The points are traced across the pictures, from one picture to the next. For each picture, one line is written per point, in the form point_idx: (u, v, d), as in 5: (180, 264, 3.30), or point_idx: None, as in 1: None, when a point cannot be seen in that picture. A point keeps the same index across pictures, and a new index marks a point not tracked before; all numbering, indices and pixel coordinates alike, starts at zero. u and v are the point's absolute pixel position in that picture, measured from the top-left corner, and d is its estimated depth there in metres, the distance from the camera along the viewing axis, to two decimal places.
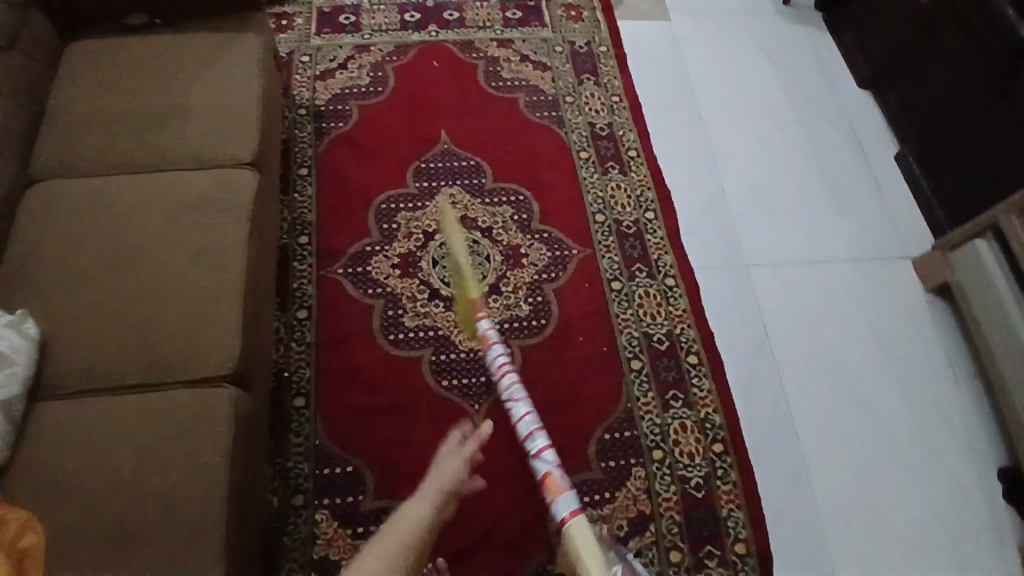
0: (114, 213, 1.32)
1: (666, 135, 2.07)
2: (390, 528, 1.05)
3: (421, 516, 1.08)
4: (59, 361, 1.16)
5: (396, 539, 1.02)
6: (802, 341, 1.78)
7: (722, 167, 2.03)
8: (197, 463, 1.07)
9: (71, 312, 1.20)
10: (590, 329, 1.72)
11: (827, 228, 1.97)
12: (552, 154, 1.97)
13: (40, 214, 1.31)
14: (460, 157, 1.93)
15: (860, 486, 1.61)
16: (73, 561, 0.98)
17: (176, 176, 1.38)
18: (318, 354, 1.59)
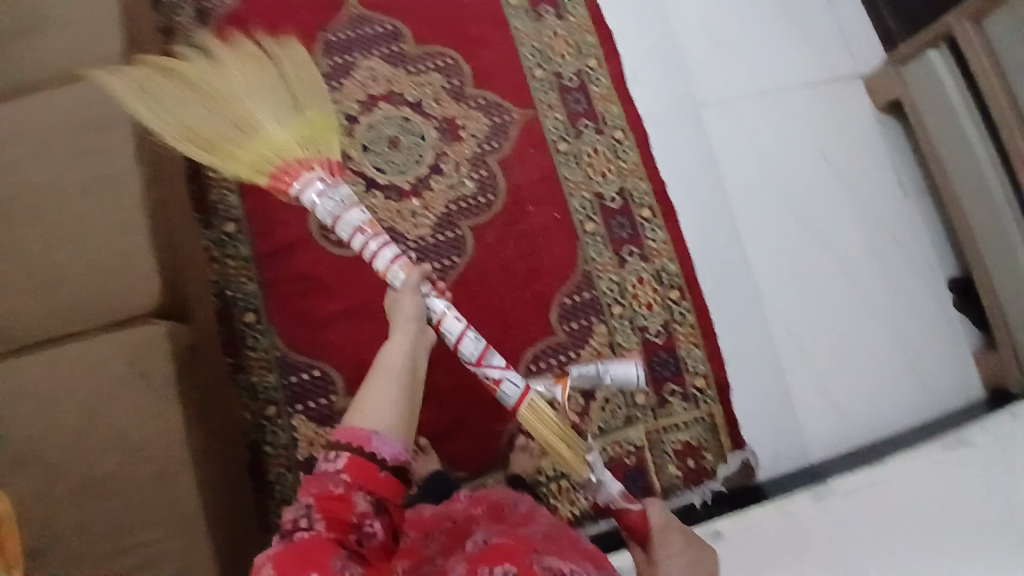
0: None
1: None
2: (373, 370, 0.87)
3: (407, 354, 0.92)
4: None
5: (393, 379, 0.86)
6: (756, 177, 1.75)
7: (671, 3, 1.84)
8: (146, 401, 1.07)
9: None
10: (539, 196, 1.65)
11: (780, 53, 1.85)
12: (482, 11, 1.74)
13: None
14: (373, 23, 1.70)
15: (812, 310, 1.69)
16: (42, 512, 1.01)
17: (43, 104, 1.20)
18: (259, 267, 1.53)
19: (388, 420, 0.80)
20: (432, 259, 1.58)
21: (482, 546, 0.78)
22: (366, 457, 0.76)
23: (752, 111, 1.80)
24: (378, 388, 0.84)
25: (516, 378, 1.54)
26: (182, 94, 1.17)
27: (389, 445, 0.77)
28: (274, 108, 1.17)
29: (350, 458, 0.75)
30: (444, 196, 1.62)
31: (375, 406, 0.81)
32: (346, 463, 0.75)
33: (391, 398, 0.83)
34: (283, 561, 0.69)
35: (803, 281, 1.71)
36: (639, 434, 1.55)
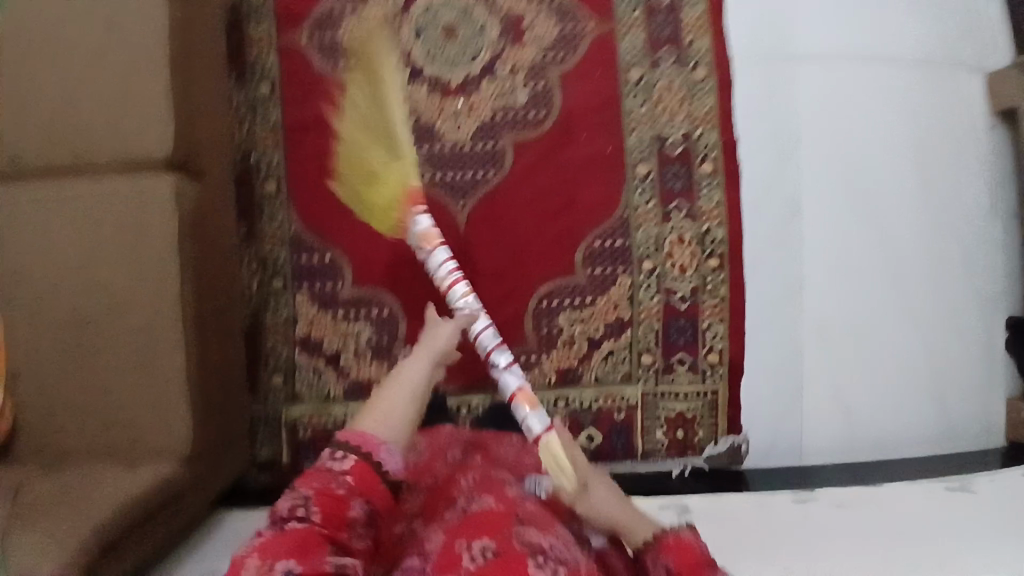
0: None
1: None
2: (392, 382, 0.87)
3: (422, 379, 0.89)
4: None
5: (409, 395, 0.86)
6: (836, 155, 1.57)
7: None
8: (147, 255, 1.05)
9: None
10: (594, 125, 1.51)
11: (906, 15, 1.59)
12: None
13: None
14: None
15: (852, 312, 1.57)
16: (37, 339, 1.04)
17: None
18: (288, 138, 1.45)
19: (398, 432, 0.82)
20: (466, 168, 1.48)
21: (464, 513, 0.78)
22: (368, 466, 0.77)
23: (854, 78, 1.58)
24: (399, 405, 0.85)
25: (524, 310, 1.48)
26: (381, 93, 1.15)
27: (393, 456, 0.79)
28: (377, 141, 1.14)
29: (357, 464, 0.77)
30: (492, 103, 1.49)
31: (384, 413, 0.83)
32: (352, 468, 0.76)
33: (406, 411, 0.84)
34: (270, 545, 0.71)
35: (852, 279, 1.57)
36: (636, 393, 1.50)
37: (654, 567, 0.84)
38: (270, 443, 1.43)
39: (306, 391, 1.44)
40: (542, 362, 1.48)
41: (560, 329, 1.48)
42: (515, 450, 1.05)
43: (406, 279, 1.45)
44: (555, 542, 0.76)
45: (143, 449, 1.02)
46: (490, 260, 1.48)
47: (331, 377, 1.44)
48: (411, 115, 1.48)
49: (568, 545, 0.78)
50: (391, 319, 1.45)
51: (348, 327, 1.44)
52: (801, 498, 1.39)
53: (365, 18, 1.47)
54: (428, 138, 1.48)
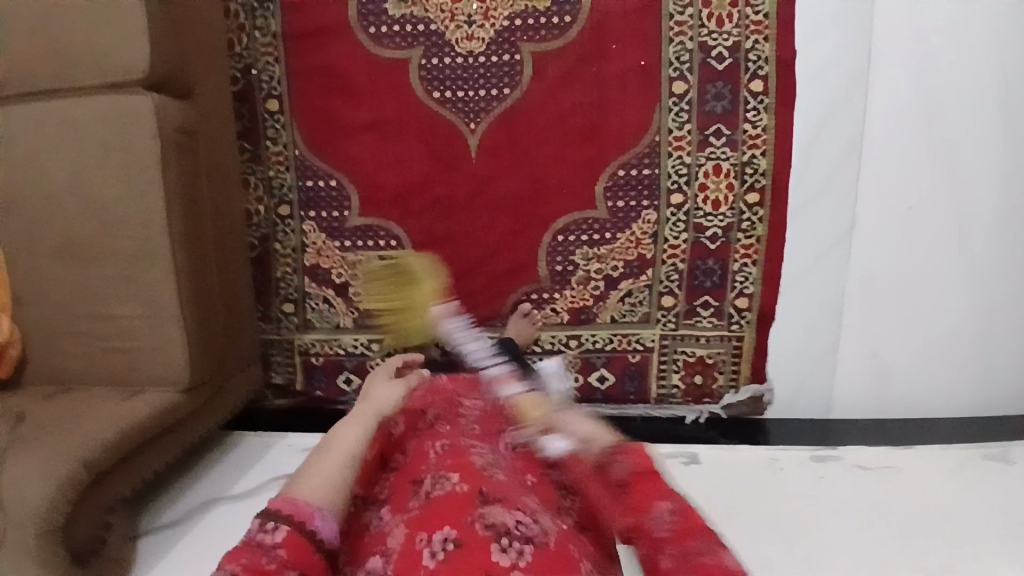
0: None
1: None
2: (326, 449, 0.93)
3: (358, 442, 0.96)
4: None
5: (343, 462, 0.92)
6: (915, 75, 1.31)
7: None
8: (127, 185, 1.00)
9: None
10: (627, 35, 1.31)
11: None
12: None
13: None
14: None
15: (908, 260, 1.39)
16: (34, 266, 1.04)
17: None
18: (288, 49, 1.34)
19: (332, 498, 0.88)
20: (478, 84, 1.34)
21: (426, 502, 0.84)
22: (303, 534, 0.82)
23: None
24: (332, 471, 0.90)
25: (538, 244, 1.39)
26: None
27: (327, 523, 0.85)
28: None
29: (289, 534, 0.81)
30: (511, 5, 1.30)
31: (316, 482, 0.89)
32: (285, 537, 0.81)
33: (341, 475, 0.91)
34: None
35: (915, 221, 1.37)
36: (653, 335, 1.41)
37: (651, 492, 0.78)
38: (286, 368, 1.46)
39: (317, 319, 1.44)
40: (555, 300, 1.41)
41: (575, 267, 1.39)
42: (492, 393, 1.12)
43: (414, 208, 1.39)
44: (522, 517, 0.78)
45: (140, 377, 1.04)
46: (504, 187, 1.38)
47: (338, 304, 1.43)
48: (420, 21, 1.32)
49: (537, 515, 0.80)
50: (400, 250, 1.41)
51: (357, 255, 1.41)
52: (819, 456, 1.33)
53: None
54: (438, 50, 1.33)
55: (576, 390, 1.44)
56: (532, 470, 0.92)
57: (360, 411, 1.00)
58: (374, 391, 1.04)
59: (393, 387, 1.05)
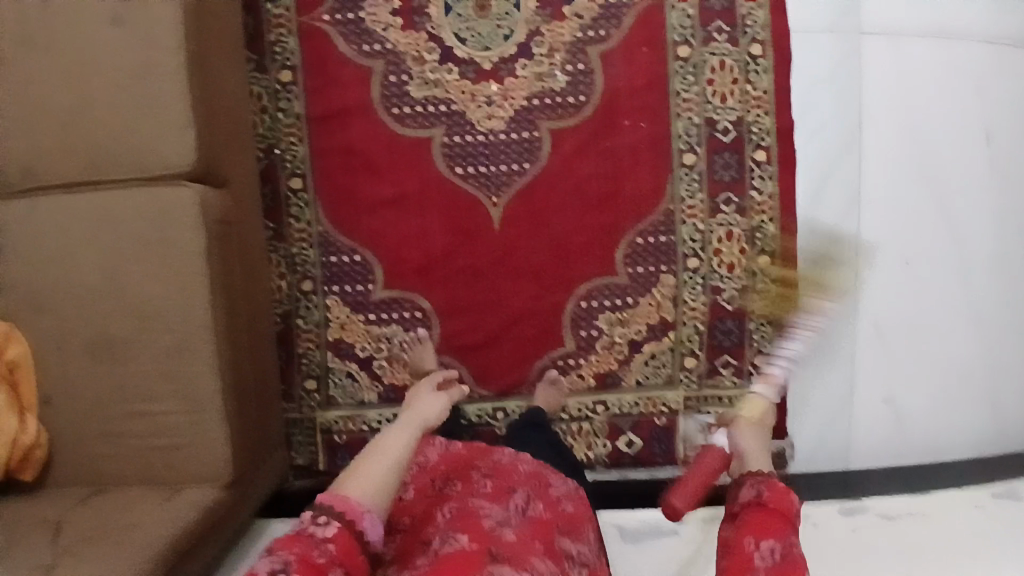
0: None
1: None
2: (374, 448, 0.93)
3: (403, 447, 0.96)
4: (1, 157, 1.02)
5: (392, 463, 0.92)
6: (901, 144, 1.43)
7: None
8: (170, 277, 0.99)
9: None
10: (639, 110, 1.37)
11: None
12: None
13: None
14: None
15: (911, 310, 1.48)
16: (66, 362, 1.02)
17: None
18: (312, 131, 1.37)
19: (378, 499, 0.88)
20: (499, 160, 1.38)
21: (435, 560, 0.89)
22: (351, 535, 0.83)
23: (926, 54, 1.43)
24: (381, 470, 0.90)
25: (562, 310, 1.41)
26: None
27: (375, 526, 0.86)
28: None
29: (339, 531, 0.82)
30: (529, 87, 1.36)
31: (369, 481, 0.89)
32: (334, 534, 0.81)
33: (389, 478, 0.91)
34: None
35: (910, 276, 1.47)
36: (677, 396, 1.44)
37: (743, 490, 0.89)
38: (308, 446, 1.42)
39: (340, 395, 1.42)
40: (580, 365, 1.43)
41: (599, 332, 1.42)
42: (507, 457, 1.10)
43: (439, 280, 1.40)
44: None
45: (178, 475, 1.02)
46: (527, 256, 1.40)
47: (363, 379, 1.42)
48: (442, 102, 1.37)
49: None
50: (424, 321, 1.41)
51: (381, 329, 1.41)
52: (848, 509, 1.36)
53: None
54: (460, 130, 1.37)
55: (605, 455, 1.45)
56: (543, 535, 0.96)
57: (411, 418, 1.02)
58: (420, 404, 1.08)
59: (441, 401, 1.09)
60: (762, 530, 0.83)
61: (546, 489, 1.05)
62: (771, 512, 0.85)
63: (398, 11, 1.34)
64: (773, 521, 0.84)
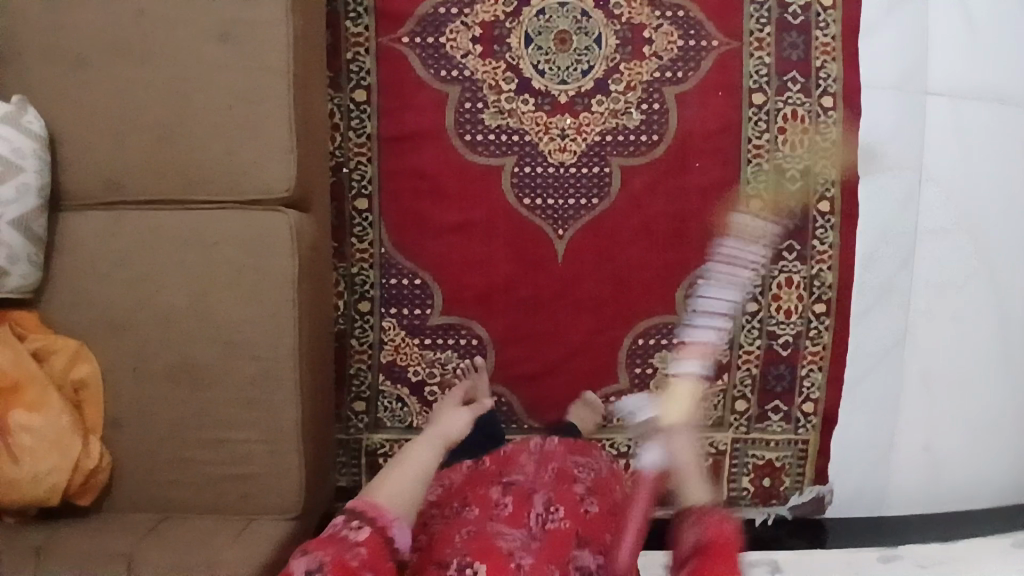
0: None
1: None
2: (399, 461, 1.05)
3: (427, 455, 1.07)
4: (81, 168, 0.98)
5: (413, 471, 1.03)
6: (958, 200, 1.45)
7: None
8: (258, 304, 0.97)
9: (84, 113, 0.97)
10: (710, 153, 1.37)
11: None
12: None
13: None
14: None
15: (952, 368, 1.48)
16: (140, 386, 0.99)
17: None
18: (383, 152, 1.36)
19: (405, 507, 0.98)
20: (568, 194, 1.38)
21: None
22: (380, 538, 0.92)
23: (989, 115, 1.45)
24: (403, 479, 1.01)
25: (619, 347, 1.41)
26: None
27: (402, 533, 0.95)
28: None
29: (371, 534, 0.91)
30: (603, 124, 1.36)
31: (394, 491, 0.98)
32: (366, 538, 0.90)
33: (413, 489, 1.01)
34: None
35: (958, 330, 1.47)
36: (725, 438, 1.45)
37: (687, 533, 0.95)
38: (352, 469, 1.40)
39: (389, 419, 1.40)
40: (633, 403, 1.42)
41: (654, 371, 1.41)
42: (528, 466, 1.08)
43: (498, 309, 1.40)
44: None
45: (250, 506, 1.00)
46: (589, 291, 1.40)
47: (414, 405, 1.39)
48: (515, 132, 1.36)
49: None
50: (480, 350, 1.40)
51: (437, 356, 1.39)
52: (887, 556, 1.37)
53: (472, 22, 1.34)
54: (530, 161, 1.37)
55: None
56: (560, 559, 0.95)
57: (431, 434, 1.12)
58: (444, 418, 1.18)
59: (465, 416, 1.18)
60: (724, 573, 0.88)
61: (569, 489, 1.04)
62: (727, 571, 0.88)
63: (479, 39, 1.34)
64: (730, 561, 0.89)
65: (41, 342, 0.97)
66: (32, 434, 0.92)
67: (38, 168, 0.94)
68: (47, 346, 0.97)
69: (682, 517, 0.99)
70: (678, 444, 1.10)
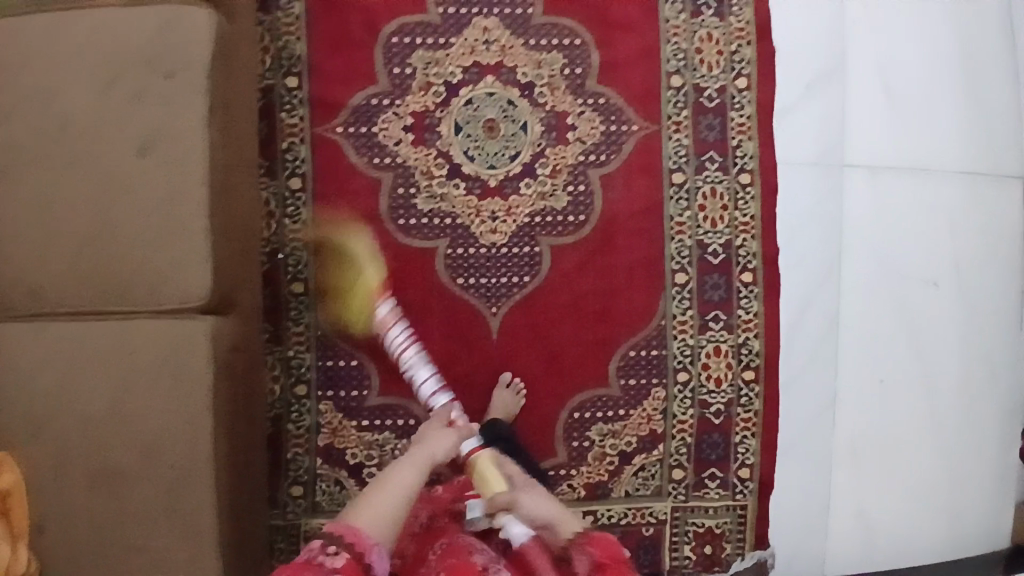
0: (23, 97, 0.98)
1: None
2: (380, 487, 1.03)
3: (412, 478, 1.05)
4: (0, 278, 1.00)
5: (395, 499, 1.02)
6: (876, 266, 1.51)
7: (861, 35, 1.49)
8: (177, 409, 0.99)
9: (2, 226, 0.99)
10: (635, 231, 1.43)
11: (951, 130, 1.53)
12: None
13: None
14: None
15: (881, 429, 1.52)
16: (59, 494, 1.00)
17: (100, 39, 0.98)
18: (317, 238, 1.40)
19: (383, 536, 0.98)
20: (500, 273, 1.42)
21: None
22: (358, 564, 0.93)
23: (900, 185, 1.52)
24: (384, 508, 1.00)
25: (555, 420, 1.43)
26: None
27: (380, 559, 0.96)
28: None
29: (348, 561, 0.92)
30: (531, 206, 1.41)
31: (375, 514, 0.99)
32: (343, 564, 0.91)
33: (390, 516, 1.00)
34: None
35: (883, 392, 1.52)
36: (664, 507, 1.46)
37: (580, 560, 1.02)
38: (289, 553, 1.41)
39: (328, 502, 1.41)
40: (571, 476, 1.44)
41: (590, 443, 1.44)
42: None
43: None
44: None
45: None
46: (523, 367, 1.43)
47: (353, 485, 1.41)
48: (446, 215, 1.41)
49: None
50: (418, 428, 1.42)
51: (375, 437, 1.41)
52: None
53: (403, 112, 1.39)
54: (461, 243, 1.41)
55: None
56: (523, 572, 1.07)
57: (418, 456, 1.08)
58: (432, 436, 1.14)
59: (450, 437, 1.14)
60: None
61: None
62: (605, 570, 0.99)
63: (410, 128, 1.39)
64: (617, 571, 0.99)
65: None
66: None
67: None
68: None
69: (570, 551, 1.04)
70: (529, 503, 1.09)
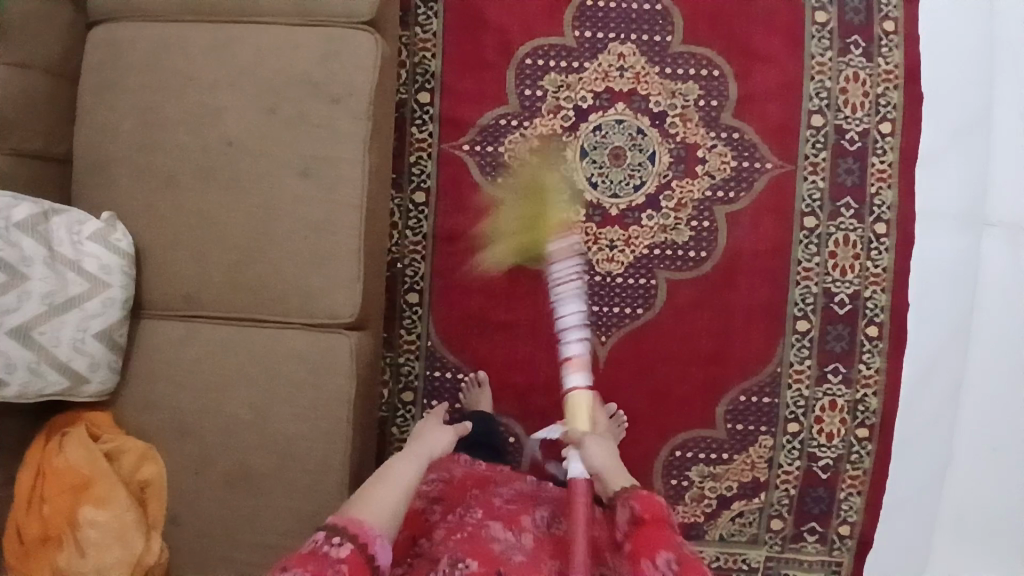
0: (199, 109, 1.02)
1: (966, 24, 1.39)
2: (378, 477, 0.98)
3: (410, 469, 1.02)
4: (159, 278, 1.05)
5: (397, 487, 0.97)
6: (1013, 331, 1.40)
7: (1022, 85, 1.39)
8: (317, 418, 1.02)
9: (167, 228, 1.03)
10: (758, 273, 1.39)
11: None
12: (783, 29, 1.37)
13: (125, 95, 1.03)
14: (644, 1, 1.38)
15: (1002, 505, 1.41)
16: (200, 489, 1.04)
17: (275, 58, 1.02)
18: (436, 250, 1.41)
19: (388, 524, 0.92)
20: (614, 302, 1.40)
21: None
22: (361, 555, 0.87)
23: None
24: (386, 492, 0.96)
25: (655, 455, 1.42)
26: None
27: (384, 550, 0.90)
28: None
29: (352, 553, 0.86)
30: (652, 237, 1.39)
31: (376, 504, 0.94)
32: (347, 556, 0.86)
33: (395, 503, 0.95)
34: None
35: (1006, 465, 1.41)
36: (759, 556, 1.43)
37: (622, 511, 0.99)
38: None
39: None
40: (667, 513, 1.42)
41: (689, 483, 1.42)
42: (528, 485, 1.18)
43: (537, 410, 1.42)
44: None
45: None
46: (629, 400, 1.41)
47: None
48: None
49: None
50: (517, 448, 1.42)
51: None
52: None
53: (530, 134, 1.38)
54: None
55: None
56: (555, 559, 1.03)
57: (417, 449, 1.07)
58: (429, 435, 1.13)
59: (447, 436, 1.14)
60: (651, 546, 0.92)
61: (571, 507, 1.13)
62: (648, 527, 0.95)
63: (536, 150, 1.38)
64: (660, 532, 0.94)
65: (113, 442, 1.03)
66: (97, 527, 0.98)
67: (123, 283, 1.01)
68: (117, 447, 1.03)
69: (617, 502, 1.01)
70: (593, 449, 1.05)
